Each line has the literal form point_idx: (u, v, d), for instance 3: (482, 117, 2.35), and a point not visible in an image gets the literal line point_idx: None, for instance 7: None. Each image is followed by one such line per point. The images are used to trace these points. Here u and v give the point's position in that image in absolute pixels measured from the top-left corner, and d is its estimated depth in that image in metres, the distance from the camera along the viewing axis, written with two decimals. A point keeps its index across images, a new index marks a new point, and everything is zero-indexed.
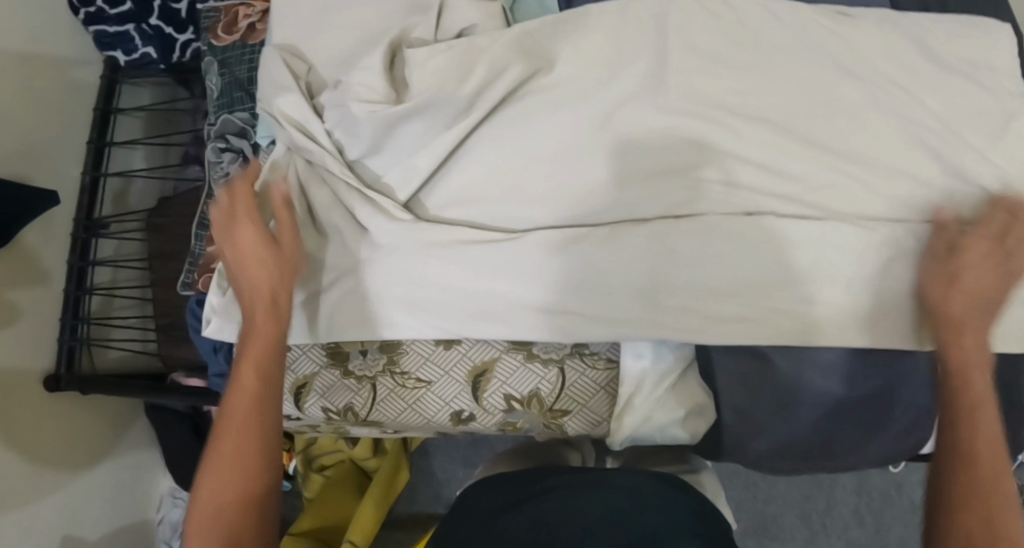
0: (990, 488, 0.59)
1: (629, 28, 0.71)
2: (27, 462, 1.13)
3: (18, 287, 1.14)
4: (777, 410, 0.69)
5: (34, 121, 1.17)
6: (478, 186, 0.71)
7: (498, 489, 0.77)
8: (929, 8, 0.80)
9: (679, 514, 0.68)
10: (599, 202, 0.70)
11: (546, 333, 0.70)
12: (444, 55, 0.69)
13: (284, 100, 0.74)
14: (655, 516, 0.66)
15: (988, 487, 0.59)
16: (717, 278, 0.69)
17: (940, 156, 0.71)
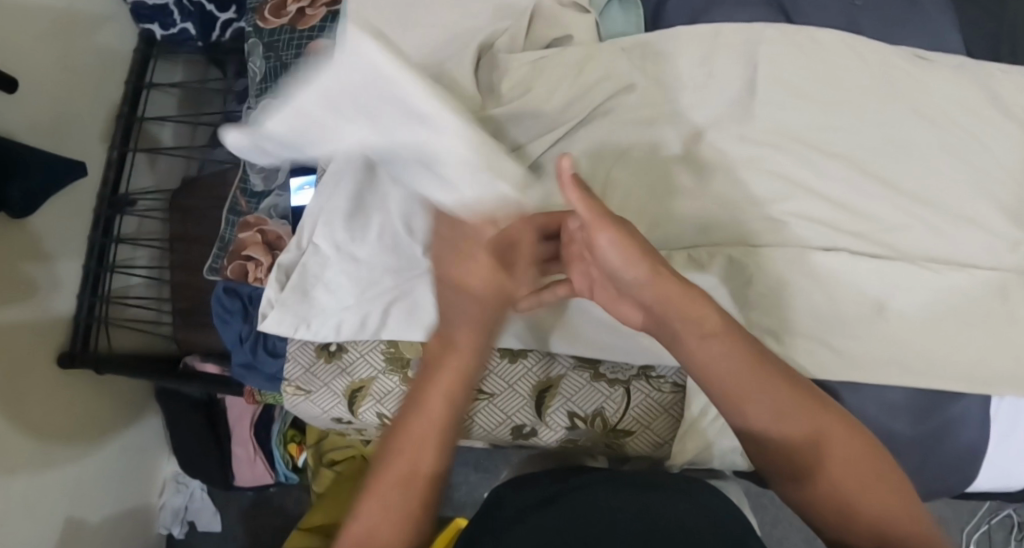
0: (877, 527, 0.54)
1: (718, 54, 0.72)
2: (35, 441, 1.09)
3: (39, 260, 1.10)
4: None
5: (67, 88, 1.14)
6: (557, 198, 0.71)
7: (531, 487, 0.70)
8: (1001, 58, 0.78)
9: (723, 517, 0.63)
10: (678, 226, 0.72)
11: (611, 352, 0.72)
12: (538, 64, 0.71)
13: None
14: (688, 513, 0.63)
15: (874, 527, 0.54)
16: (786, 307, 0.71)
17: (1003, 205, 0.72)
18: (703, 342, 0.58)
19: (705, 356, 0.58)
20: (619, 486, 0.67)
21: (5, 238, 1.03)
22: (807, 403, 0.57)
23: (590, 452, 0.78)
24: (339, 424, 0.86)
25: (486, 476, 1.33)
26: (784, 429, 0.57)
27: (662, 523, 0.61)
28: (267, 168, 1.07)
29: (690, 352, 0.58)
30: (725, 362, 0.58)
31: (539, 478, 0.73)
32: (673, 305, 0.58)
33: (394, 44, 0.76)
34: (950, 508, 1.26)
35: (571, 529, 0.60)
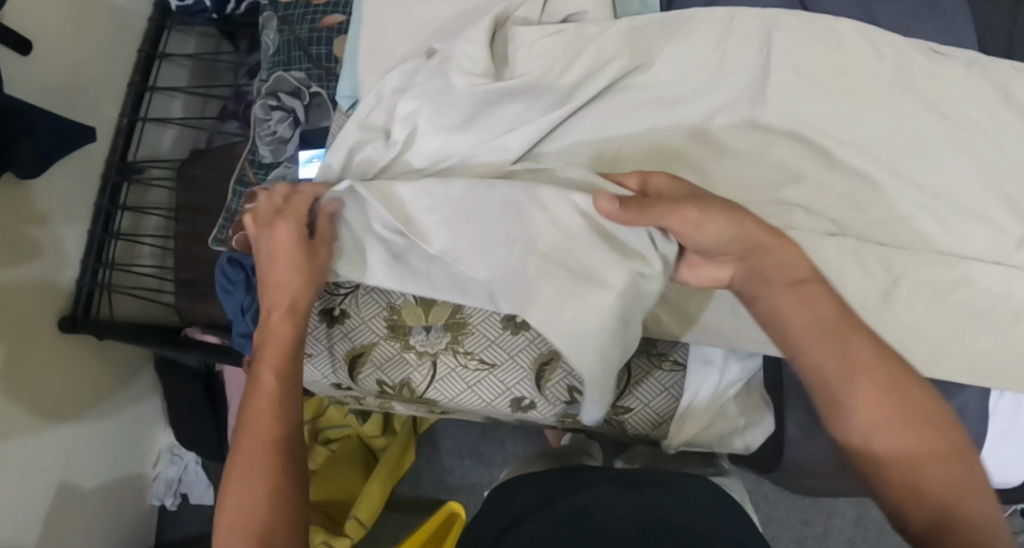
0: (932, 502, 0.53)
1: (733, 38, 0.72)
2: (33, 403, 1.10)
3: (44, 222, 1.10)
4: None
5: (81, 55, 1.14)
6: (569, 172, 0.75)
7: (537, 486, 0.75)
8: (1014, 56, 0.78)
9: (718, 521, 0.68)
10: None
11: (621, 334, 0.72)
12: (553, 37, 0.70)
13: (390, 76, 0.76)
14: (690, 515, 0.67)
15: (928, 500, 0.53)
16: None
17: (1013, 203, 0.72)
18: (789, 288, 0.60)
19: (790, 305, 0.59)
20: (625, 488, 0.71)
21: (14, 199, 1.04)
22: (880, 369, 0.57)
23: (588, 428, 0.79)
24: (337, 392, 0.86)
25: (479, 461, 1.33)
26: (856, 403, 0.56)
27: (667, 521, 0.65)
28: (275, 141, 1.09)
29: (774, 303, 0.60)
30: (809, 314, 0.59)
31: (540, 477, 0.78)
32: (762, 254, 0.60)
33: (413, 22, 0.79)
34: None
35: (581, 524, 0.65)
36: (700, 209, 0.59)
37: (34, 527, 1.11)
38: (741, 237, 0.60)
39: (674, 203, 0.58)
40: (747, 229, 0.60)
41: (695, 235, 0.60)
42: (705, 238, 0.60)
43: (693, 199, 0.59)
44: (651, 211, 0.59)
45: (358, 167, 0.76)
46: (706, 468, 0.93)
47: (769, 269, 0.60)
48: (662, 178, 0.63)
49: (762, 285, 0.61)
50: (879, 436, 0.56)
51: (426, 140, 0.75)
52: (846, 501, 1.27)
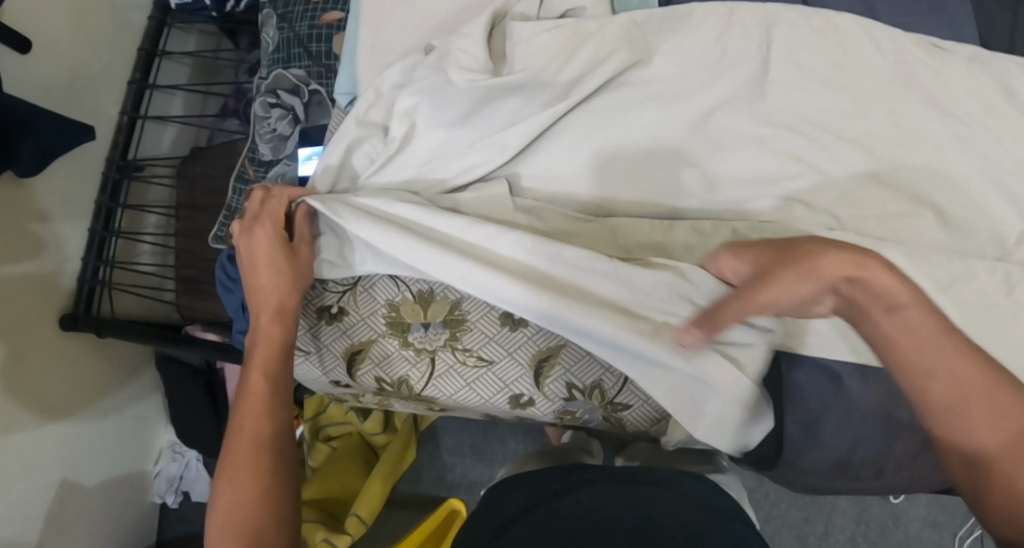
0: None
1: (733, 33, 0.72)
2: (34, 400, 1.10)
3: (44, 219, 1.10)
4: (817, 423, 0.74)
5: (82, 53, 1.14)
6: (570, 168, 0.75)
7: (533, 483, 0.75)
8: (1015, 52, 0.77)
9: (714, 518, 0.68)
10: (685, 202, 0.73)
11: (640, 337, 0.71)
12: (552, 33, 0.70)
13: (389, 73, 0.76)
14: (685, 513, 0.67)
15: None
16: None
17: (1015, 200, 0.72)
18: (889, 315, 0.55)
19: (895, 333, 0.56)
20: (623, 485, 0.71)
21: (13, 197, 1.04)
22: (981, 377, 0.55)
23: (587, 425, 0.79)
24: (336, 389, 0.86)
25: (480, 458, 1.33)
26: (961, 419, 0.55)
27: (662, 520, 0.65)
28: (275, 138, 1.08)
29: (873, 334, 0.56)
30: (911, 330, 0.55)
31: (538, 474, 0.78)
32: (860, 287, 0.55)
33: (412, 19, 0.78)
34: (935, 503, 1.25)
35: (577, 522, 0.65)
36: (773, 288, 0.55)
37: (35, 525, 1.11)
38: (819, 281, 0.55)
39: (743, 298, 0.55)
40: (830, 271, 0.55)
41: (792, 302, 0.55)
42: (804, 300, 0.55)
43: (765, 283, 0.55)
44: (727, 313, 0.57)
45: (357, 163, 0.78)
46: (706, 466, 0.93)
47: (866, 302, 0.56)
48: (735, 260, 0.58)
49: (863, 314, 0.56)
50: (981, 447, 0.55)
51: (426, 135, 0.75)
52: (847, 499, 1.27)
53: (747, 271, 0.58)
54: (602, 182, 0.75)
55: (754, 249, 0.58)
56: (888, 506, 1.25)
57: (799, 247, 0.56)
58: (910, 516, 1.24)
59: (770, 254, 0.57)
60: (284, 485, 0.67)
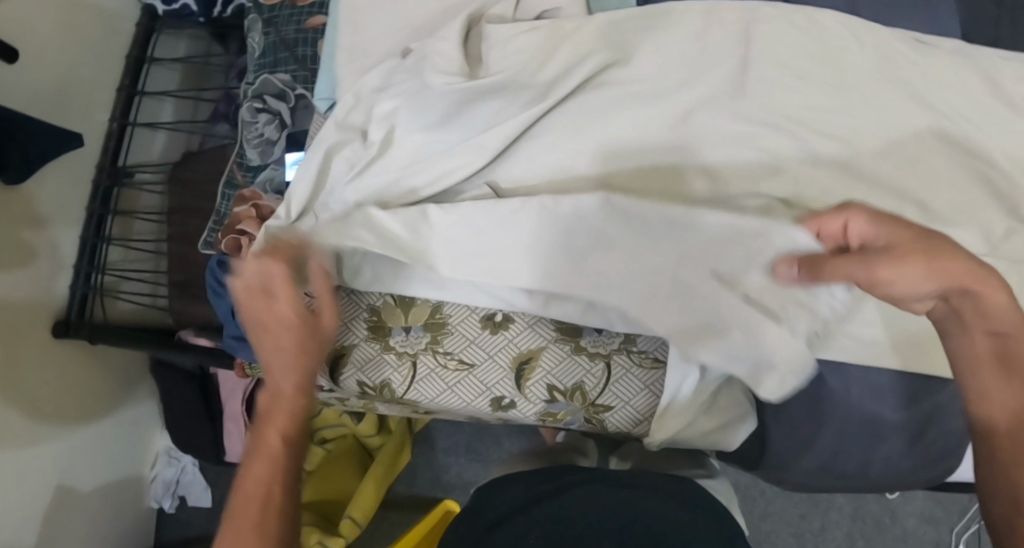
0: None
1: (713, 30, 0.72)
2: (29, 408, 1.10)
3: (36, 227, 1.10)
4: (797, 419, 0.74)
5: (70, 60, 1.15)
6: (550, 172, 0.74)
7: (520, 482, 0.75)
8: (1001, 45, 0.77)
9: (702, 520, 0.68)
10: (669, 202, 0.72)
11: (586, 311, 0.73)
12: (529, 34, 0.71)
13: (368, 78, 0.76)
14: (672, 515, 0.67)
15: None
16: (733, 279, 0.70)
17: (998, 194, 0.71)
18: (987, 336, 0.57)
19: (980, 349, 0.57)
20: (617, 489, 0.70)
21: (5, 205, 1.04)
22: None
23: (569, 428, 0.80)
24: (319, 394, 0.87)
25: (475, 458, 1.33)
26: (982, 401, 0.58)
27: (648, 525, 0.65)
28: (263, 143, 1.08)
29: (963, 343, 0.58)
30: (981, 315, 0.56)
31: (528, 474, 0.78)
32: (967, 297, 0.55)
33: (391, 21, 0.79)
34: (931, 498, 1.25)
35: (559, 528, 0.65)
36: (896, 269, 0.52)
37: (32, 530, 1.11)
38: (940, 282, 0.53)
39: (868, 264, 0.52)
40: (953, 276, 0.54)
41: (909, 288, 0.53)
42: (915, 290, 0.53)
43: (899, 267, 0.52)
44: (832, 273, 0.54)
45: (337, 166, 0.77)
46: (696, 470, 0.92)
47: (967, 310, 0.56)
48: (863, 222, 0.54)
49: (959, 324, 0.57)
50: (995, 433, 0.57)
51: (404, 139, 0.75)
52: (843, 496, 1.27)
53: (869, 239, 0.54)
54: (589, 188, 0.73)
55: (893, 222, 0.54)
56: (883, 502, 1.24)
57: (939, 244, 0.54)
58: (907, 512, 1.24)
59: (907, 236, 0.53)
60: None
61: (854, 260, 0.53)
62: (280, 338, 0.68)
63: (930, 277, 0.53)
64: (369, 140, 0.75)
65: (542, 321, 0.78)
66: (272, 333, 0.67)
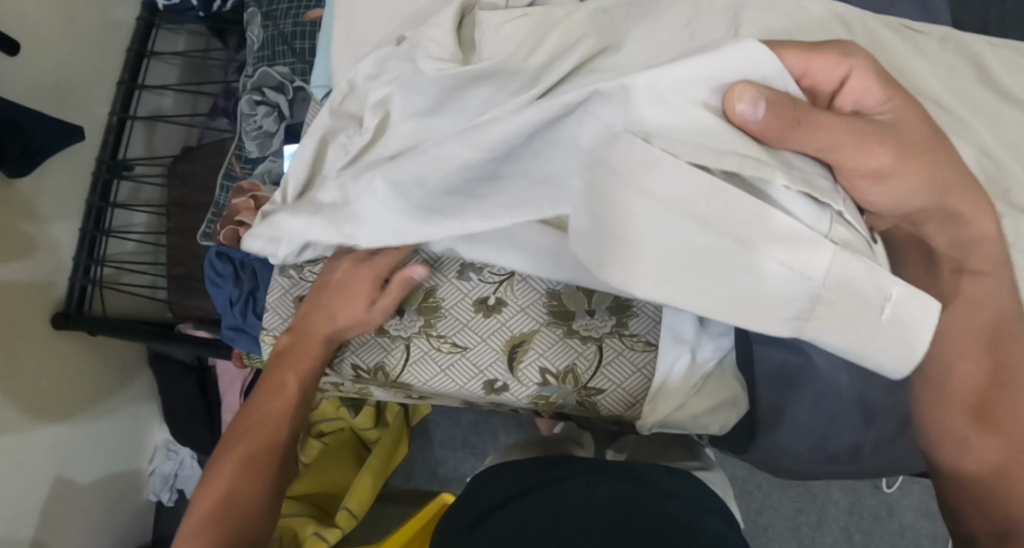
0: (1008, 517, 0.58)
1: (703, 16, 0.73)
2: (27, 399, 1.11)
3: (35, 220, 1.11)
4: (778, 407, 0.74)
5: (71, 54, 1.16)
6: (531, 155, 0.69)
7: (515, 475, 0.75)
8: (990, 32, 0.78)
9: (698, 515, 0.68)
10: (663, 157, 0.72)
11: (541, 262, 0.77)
12: (520, 20, 0.72)
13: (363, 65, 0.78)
14: (667, 509, 0.67)
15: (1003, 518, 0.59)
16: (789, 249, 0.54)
17: (988, 179, 0.72)
18: (957, 276, 0.61)
19: (952, 322, 0.60)
20: (613, 481, 0.70)
21: (6, 198, 1.05)
22: (1005, 398, 0.60)
23: (561, 410, 0.82)
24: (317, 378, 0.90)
25: (472, 452, 1.34)
26: (965, 441, 0.61)
27: (644, 517, 0.65)
28: (262, 135, 1.07)
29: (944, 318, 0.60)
30: (960, 313, 0.60)
31: (518, 465, 0.78)
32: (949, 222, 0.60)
33: (388, 9, 0.80)
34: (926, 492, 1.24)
35: (556, 516, 0.64)
36: (891, 160, 0.56)
37: (30, 522, 1.12)
38: (926, 188, 0.57)
39: (857, 144, 0.54)
40: (949, 200, 0.59)
41: (891, 188, 0.57)
42: (892, 197, 0.58)
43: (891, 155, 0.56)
44: (799, 135, 0.53)
45: (332, 156, 0.80)
46: (689, 462, 0.92)
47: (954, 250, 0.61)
48: (867, 84, 0.56)
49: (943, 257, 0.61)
50: (979, 476, 0.60)
51: (398, 126, 0.76)
52: (840, 490, 1.26)
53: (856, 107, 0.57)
54: None
55: (903, 103, 0.57)
56: (880, 496, 1.24)
57: (941, 161, 0.58)
58: (903, 506, 1.23)
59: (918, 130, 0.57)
60: (263, 479, 0.73)
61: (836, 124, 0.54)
62: (336, 302, 0.79)
63: (931, 185, 0.58)
64: (365, 127, 0.77)
65: (534, 305, 0.80)
66: (338, 289, 0.79)
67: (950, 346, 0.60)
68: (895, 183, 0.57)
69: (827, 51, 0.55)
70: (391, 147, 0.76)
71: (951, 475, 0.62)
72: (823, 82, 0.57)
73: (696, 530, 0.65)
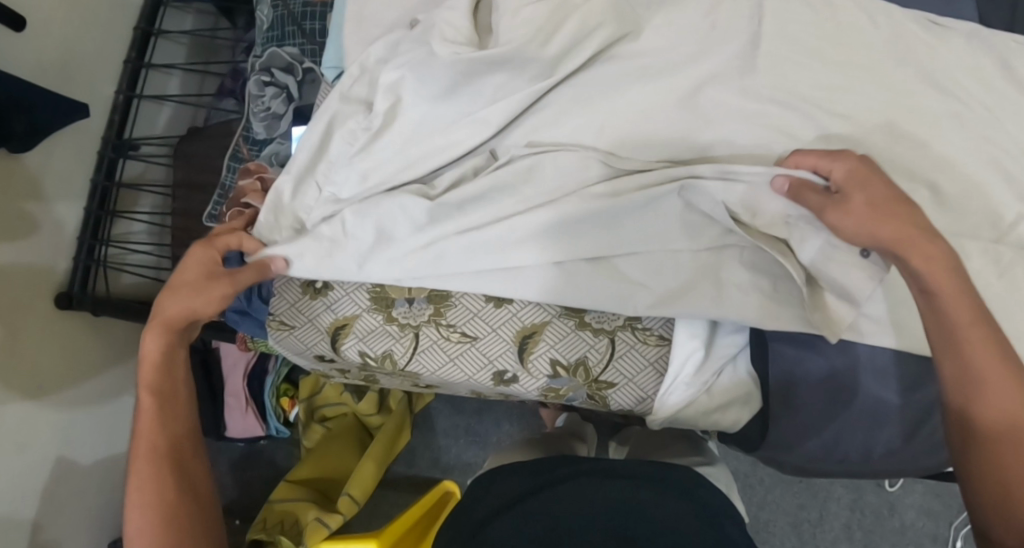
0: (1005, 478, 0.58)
1: (723, 8, 0.73)
2: (28, 379, 1.10)
3: (37, 199, 1.10)
4: (784, 406, 0.75)
5: (77, 29, 1.14)
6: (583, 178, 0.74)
7: (516, 474, 0.73)
8: (1015, 29, 0.76)
9: (706, 518, 0.67)
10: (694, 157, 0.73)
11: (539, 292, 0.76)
12: (539, 5, 0.71)
13: (375, 47, 0.76)
14: (674, 513, 0.66)
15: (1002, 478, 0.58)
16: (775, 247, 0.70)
17: (1010, 177, 0.71)
18: (934, 240, 0.60)
19: (942, 282, 0.60)
20: (612, 482, 0.68)
21: (8, 176, 1.04)
22: (1003, 351, 0.59)
23: (571, 403, 0.82)
24: (320, 364, 0.89)
25: (474, 440, 1.33)
26: (973, 396, 0.59)
27: (648, 525, 0.63)
28: (269, 117, 1.04)
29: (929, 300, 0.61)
30: (941, 272, 0.60)
31: (524, 464, 0.76)
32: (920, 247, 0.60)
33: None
34: (926, 491, 1.24)
35: (558, 525, 0.63)
36: (852, 225, 0.62)
37: (32, 504, 1.11)
38: (886, 245, 0.61)
39: (823, 211, 0.64)
40: (914, 232, 0.60)
41: (853, 237, 0.62)
42: (861, 237, 0.62)
43: (865, 209, 0.62)
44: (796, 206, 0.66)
45: (337, 143, 0.78)
46: (694, 456, 0.91)
47: (934, 256, 0.60)
48: (847, 166, 0.64)
49: (903, 255, 0.60)
50: (991, 431, 0.59)
51: (409, 110, 0.75)
52: (842, 487, 1.26)
53: (842, 187, 0.63)
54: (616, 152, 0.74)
55: (873, 170, 0.63)
56: (882, 494, 1.24)
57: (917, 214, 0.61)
58: (906, 504, 1.23)
59: (887, 193, 0.62)
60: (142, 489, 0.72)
61: (821, 202, 0.64)
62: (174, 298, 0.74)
63: (893, 222, 0.61)
64: (370, 119, 0.76)
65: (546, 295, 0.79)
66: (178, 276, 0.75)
67: (946, 301, 0.60)
68: (851, 237, 0.62)
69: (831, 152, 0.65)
70: (394, 168, 0.77)
71: (959, 434, 0.61)
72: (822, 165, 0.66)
73: (701, 535, 0.64)
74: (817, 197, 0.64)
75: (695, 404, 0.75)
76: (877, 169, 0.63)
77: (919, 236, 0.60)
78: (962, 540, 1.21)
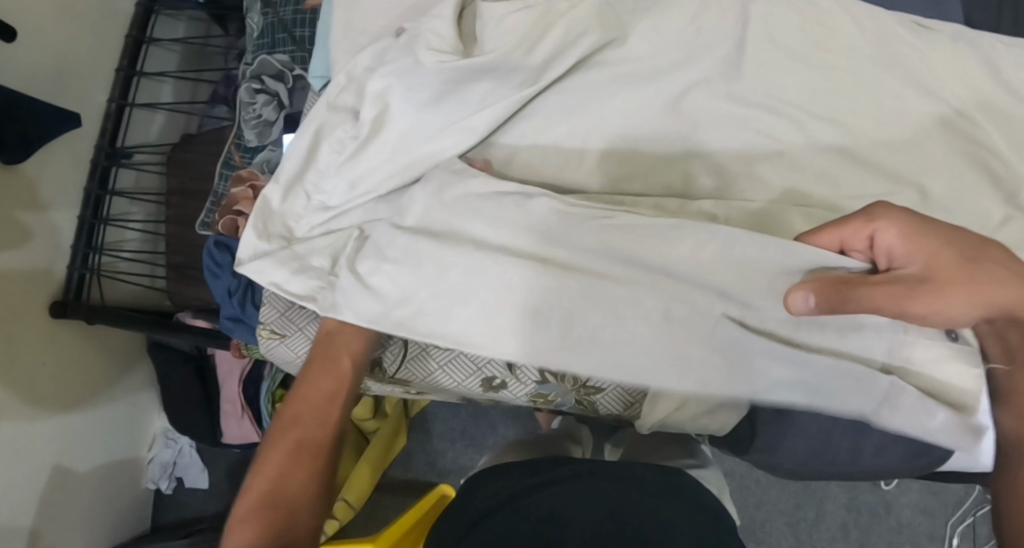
0: None
1: (709, 13, 0.74)
2: (25, 388, 1.10)
3: (31, 208, 1.10)
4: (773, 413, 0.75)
5: (70, 38, 1.15)
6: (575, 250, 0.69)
7: (509, 474, 0.72)
8: (1002, 30, 0.77)
9: (699, 521, 0.67)
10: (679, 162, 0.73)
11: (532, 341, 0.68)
12: (520, 13, 0.71)
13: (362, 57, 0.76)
14: (667, 521, 0.66)
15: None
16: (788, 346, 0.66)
17: (997, 180, 0.70)
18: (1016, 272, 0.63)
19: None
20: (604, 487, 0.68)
21: (3, 186, 1.04)
22: None
23: (560, 407, 0.84)
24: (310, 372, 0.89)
25: (470, 444, 1.34)
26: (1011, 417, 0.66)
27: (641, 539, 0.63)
28: (261, 123, 1.05)
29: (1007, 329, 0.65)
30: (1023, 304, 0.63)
31: (515, 464, 0.76)
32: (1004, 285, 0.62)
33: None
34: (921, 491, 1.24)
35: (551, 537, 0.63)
36: (938, 301, 0.61)
37: (30, 511, 1.12)
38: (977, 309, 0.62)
39: (906, 298, 0.60)
40: (986, 283, 0.62)
41: (943, 315, 0.62)
42: (953, 311, 0.62)
43: (944, 278, 0.61)
44: (852, 306, 0.60)
45: (324, 152, 0.78)
46: (686, 460, 0.91)
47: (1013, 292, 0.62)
48: (894, 236, 0.61)
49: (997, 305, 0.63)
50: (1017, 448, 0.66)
51: (395, 118, 0.75)
52: (839, 486, 1.26)
53: (904, 258, 0.61)
54: (603, 158, 0.74)
55: (923, 233, 0.61)
56: (878, 493, 1.24)
57: (980, 258, 0.62)
58: (902, 503, 1.23)
59: (955, 251, 0.61)
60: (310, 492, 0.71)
61: (886, 289, 0.60)
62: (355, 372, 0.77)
63: (974, 280, 0.61)
64: (359, 128, 0.75)
65: None
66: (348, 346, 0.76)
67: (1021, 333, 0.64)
68: (943, 313, 0.61)
69: (853, 222, 0.62)
70: (381, 177, 0.76)
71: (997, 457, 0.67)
72: (854, 246, 0.62)
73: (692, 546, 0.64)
74: (871, 284, 0.60)
75: (683, 410, 0.75)
76: (920, 222, 0.61)
77: (999, 283, 0.62)
78: (958, 538, 1.21)
